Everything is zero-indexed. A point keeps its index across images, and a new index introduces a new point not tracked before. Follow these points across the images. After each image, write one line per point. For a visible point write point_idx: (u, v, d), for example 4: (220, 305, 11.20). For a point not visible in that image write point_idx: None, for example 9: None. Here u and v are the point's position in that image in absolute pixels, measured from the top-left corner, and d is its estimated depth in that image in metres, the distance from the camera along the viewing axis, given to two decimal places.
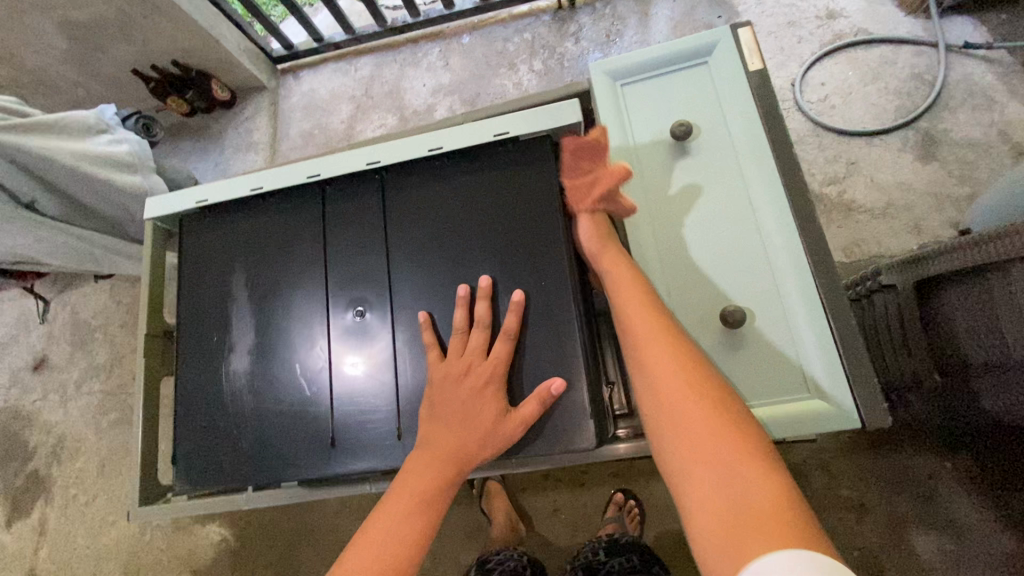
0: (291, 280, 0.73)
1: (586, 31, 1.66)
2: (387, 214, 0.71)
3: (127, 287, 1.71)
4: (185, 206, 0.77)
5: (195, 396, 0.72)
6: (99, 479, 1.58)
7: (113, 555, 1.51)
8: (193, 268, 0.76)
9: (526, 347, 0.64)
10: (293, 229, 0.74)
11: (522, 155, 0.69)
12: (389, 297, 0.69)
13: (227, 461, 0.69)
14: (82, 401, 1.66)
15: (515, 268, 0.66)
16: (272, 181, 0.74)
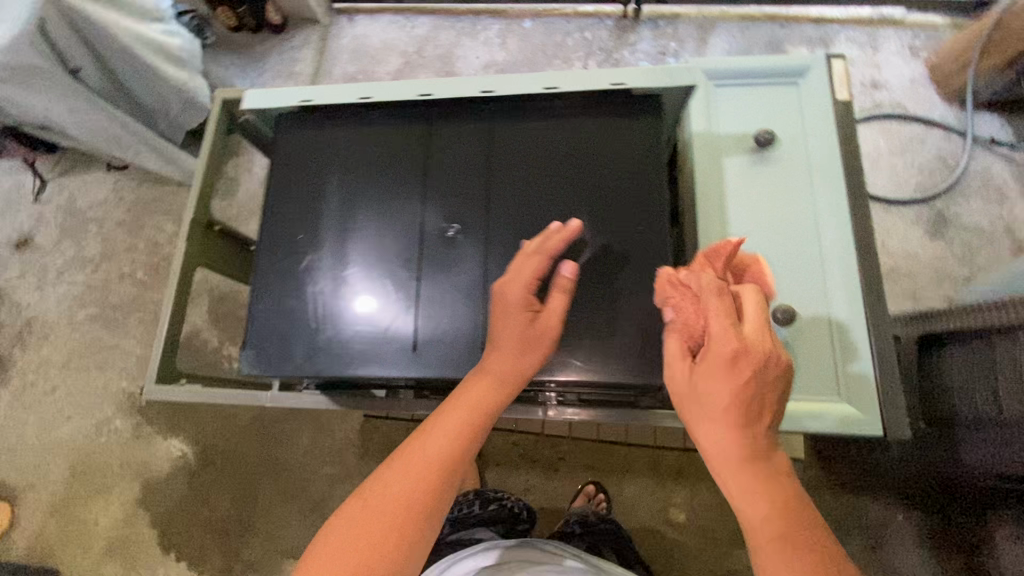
0: (383, 191, 0.72)
1: (645, 46, 1.71)
2: (490, 148, 0.72)
3: (132, 185, 1.66)
4: (286, 103, 0.75)
5: (271, 283, 0.71)
6: (63, 371, 1.52)
7: (63, 449, 1.46)
8: (284, 164, 0.75)
9: (608, 302, 0.65)
10: (391, 141, 0.74)
11: (635, 112, 0.70)
12: (485, 224, 0.69)
13: (298, 350, 0.68)
14: (61, 290, 1.60)
15: (612, 224, 0.67)
16: (381, 93, 0.73)
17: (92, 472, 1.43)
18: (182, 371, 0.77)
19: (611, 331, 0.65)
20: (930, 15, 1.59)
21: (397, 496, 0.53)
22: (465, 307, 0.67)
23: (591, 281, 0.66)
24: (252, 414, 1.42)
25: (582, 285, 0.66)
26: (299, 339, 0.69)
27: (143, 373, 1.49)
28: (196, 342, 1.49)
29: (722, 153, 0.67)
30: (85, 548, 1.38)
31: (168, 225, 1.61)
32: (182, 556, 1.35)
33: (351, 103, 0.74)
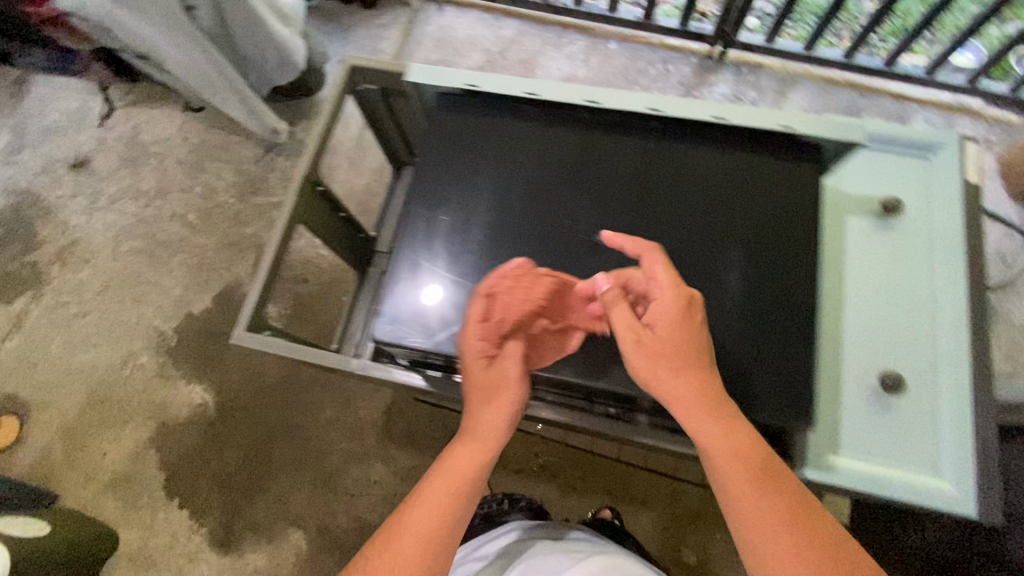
0: (535, 187, 0.72)
1: (724, 89, 1.73)
2: (646, 165, 0.72)
3: (199, 128, 1.66)
4: (452, 82, 0.76)
5: (410, 256, 0.70)
6: (98, 298, 1.52)
7: (83, 375, 1.45)
8: (437, 142, 0.75)
9: (756, 338, 0.63)
10: (546, 139, 0.74)
11: (796, 155, 0.70)
12: (633, 237, 0.69)
13: (429, 328, 0.67)
14: (110, 217, 1.59)
15: (766, 262, 0.66)
16: (548, 92, 0.74)
17: (108, 403, 1.42)
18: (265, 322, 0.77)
19: (755, 368, 0.62)
20: (1007, 113, 1.62)
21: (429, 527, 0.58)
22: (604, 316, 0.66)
23: (741, 315, 0.64)
24: (281, 375, 1.41)
25: (730, 316, 0.64)
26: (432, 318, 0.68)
27: (177, 315, 1.49)
28: (237, 294, 1.49)
29: (850, 210, 0.70)
30: (87, 478, 1.37)
31: (227, 173, 1.61)
32: (185, 504, 1.33)
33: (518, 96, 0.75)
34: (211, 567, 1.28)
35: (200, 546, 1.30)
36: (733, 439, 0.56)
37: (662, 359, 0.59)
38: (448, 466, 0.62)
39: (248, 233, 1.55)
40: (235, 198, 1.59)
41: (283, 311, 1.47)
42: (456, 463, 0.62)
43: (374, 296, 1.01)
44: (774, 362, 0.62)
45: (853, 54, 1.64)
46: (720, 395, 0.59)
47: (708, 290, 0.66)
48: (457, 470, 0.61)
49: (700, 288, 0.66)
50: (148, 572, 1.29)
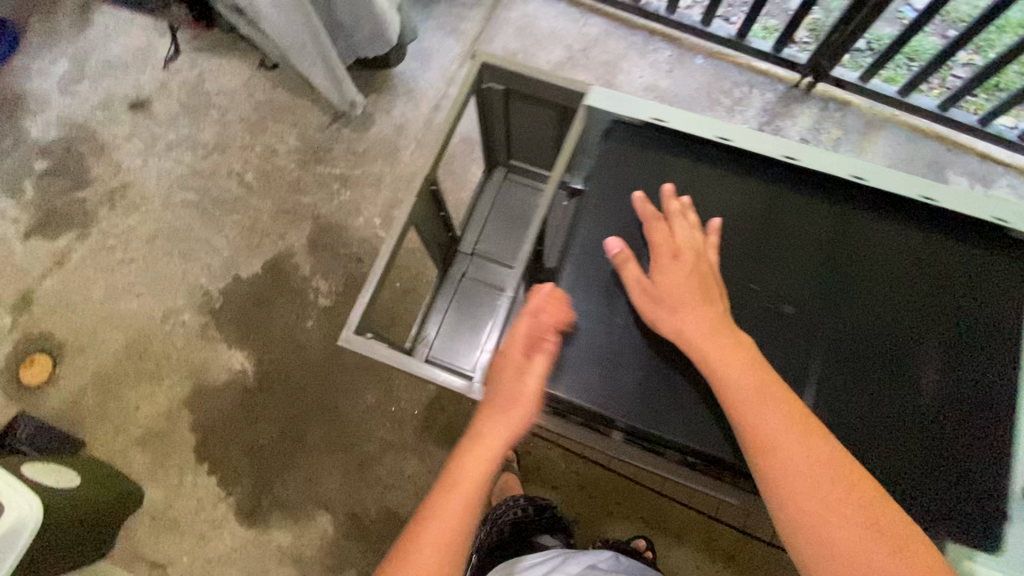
0: (718, 241, 0.69)
1: (807, 123, 1.67)
2: (840, 235, 0.68)
3: (265, 86, 1.60)
4: (642, 115, 0.73)
5: (577, 296, 0.67)
6: (145, 247, 1.48)
7: (123, 324, 1.42)
8: (616, 177, 0.72)
9: (949, 445, 0.60)
10: (735, 191, 0.71)
11: (1001, 250, 0.67)
12: (822, 310, 0.65)
13: (596, 376, 0.64)
14: (165, 164, 1.54)
15: (964, 360, 0.63)
16: (745, 141, 0.71)
17: (145, 357, 1.39)
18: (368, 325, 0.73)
19: (942, 474, 0.59)
20: None
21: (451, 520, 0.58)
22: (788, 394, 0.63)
23: (937, 416, 0.61)
24: (325, 353, 1.38)
25: (922, 416, 0.61)
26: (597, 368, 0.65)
27: (224, 276, 1.45)
28: (288, 263, 1.45)
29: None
30: (117, 430, 1.34)
31: (290, 137, 1.56)
32: (215, 471, 1.31)
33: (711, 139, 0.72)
34: (234, 538, 1.27)
35: (225, 515, 1.28)
36: (733, 377, 0.59)
37: (660, 304, 0.63)
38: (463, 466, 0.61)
39: (305, 202, 1.51)
40: (296, 164, 1.54)
41: (333, 288, 1.43)
42: (469, 457, 0.62)
43: (454, 300, 1.01)
44: (966, 474, 0.59)
45: (949, 106, 1.59)
46: (721, 331, 0.61)
47: (899, 381, 0.62)
48: (467, 474, 0.61)
49: (891, 379, 0.62)
50: (170, 534, 1.27)
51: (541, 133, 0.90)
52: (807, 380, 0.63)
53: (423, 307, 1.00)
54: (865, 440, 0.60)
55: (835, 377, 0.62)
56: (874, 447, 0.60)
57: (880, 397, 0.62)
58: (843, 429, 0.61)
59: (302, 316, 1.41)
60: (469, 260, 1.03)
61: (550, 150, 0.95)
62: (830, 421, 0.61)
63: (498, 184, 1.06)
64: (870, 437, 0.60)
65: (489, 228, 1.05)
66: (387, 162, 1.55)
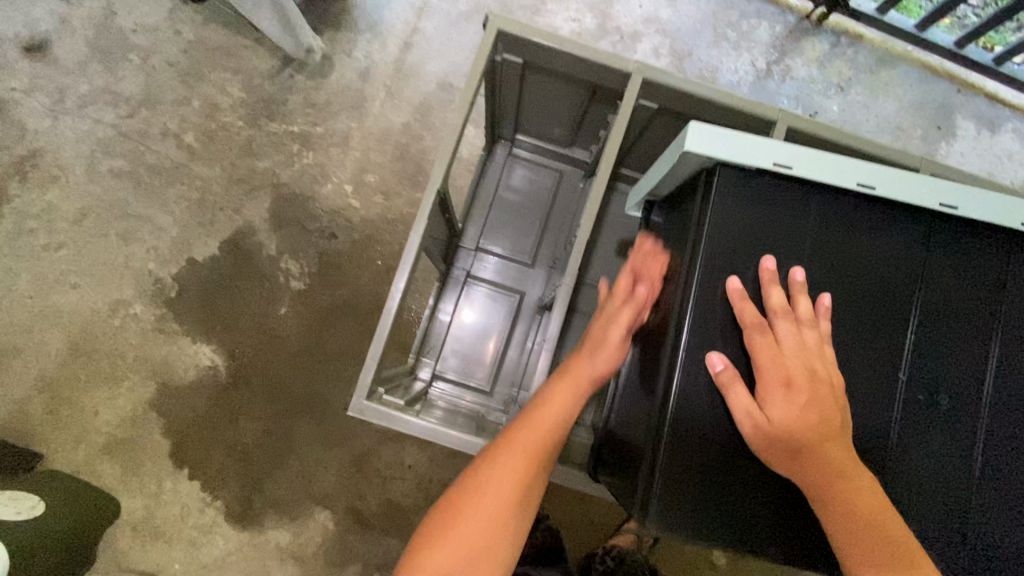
0: (862, 319, 0.54)
1: (817, 61, 1.52)
2: (1006, 303, 0.54)
3: (195, 21, 1.32)
4: (760, 162, 0.52)
5: (692, 402, 0.52)
6: (74, 227, 1.26)
7: (62, 320, 1.24)
8: (724, 247, 0.54)
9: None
10: (882, 250, 0.54)
11: None
12: (988, 403, 0.53)
13: (710, 497, 0.52)
14: (82, 125, 1.28)
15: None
16: (889, 187, 0.52)
17: (97, 356, 1.23)
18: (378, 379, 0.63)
19: None
20: None
21: (505, 497, 0.56)
22: (945, 506, 0.52)
23: None
24: (304, 343, 1.25)
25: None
26: (714, 488, 0.52)
27: (176, 259, 1.26)
28: (250, 242, 1.27)
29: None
30: (76, 439, 1.21)
31: (233, 87, 1.31)
32: (196, 475, 1.21)
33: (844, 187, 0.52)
34: (228, 541, 1.20)
35: (215, 519, 1.20)
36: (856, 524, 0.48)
37: (773, 450, 0.49)
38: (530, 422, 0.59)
39: (261, 168, 1.30)
40: (245, 121, 1.31)
41: (306, 269, 1.27)
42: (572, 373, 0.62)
43: (461, 296, 0.91)
44: None
45: (966, 43, 1.47)
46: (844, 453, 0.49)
47: None
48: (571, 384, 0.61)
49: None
50: (157, 542, 1.19)
51: (561, 109, 0.76)
52: (965, 491, 0.52)
53: (427, 312, 0.91)
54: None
55: (1001, 477, 0.52)
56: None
57: None
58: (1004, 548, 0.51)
59: (273, 301, 1.26)
60: (473, 257, 0.92)
61: (568, 128, 0.81)
62: (999, 530, 0.52)
63: (501, 163, 0.92)
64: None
65: (493, 215, 0.92)
66: (354, 116, 1.33)
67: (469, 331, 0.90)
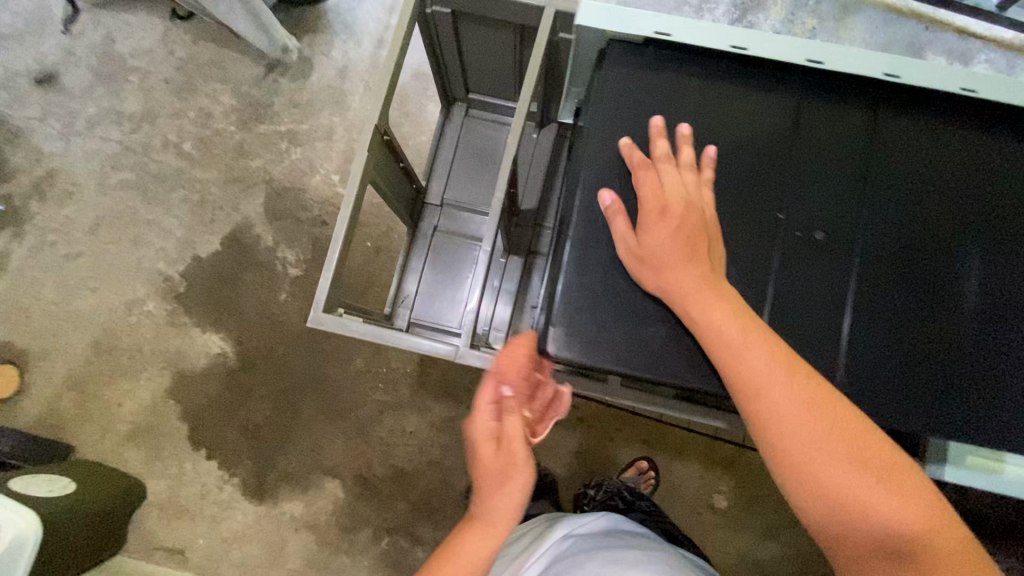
0: (738, 166, 0.57)
1: (778, 16, 1.55)
2: (877, 142, 0.57)
3: (186, 40, 1.43)
4: (641, 31, 0.59)
5: (591, 253, 0.57)
6: (90, 237, 1.37)
7: (84, 323, 1.34)
8: (612, 111, 0.59)
9: (1013, 362, 0.53)
10: (755, 104, 0.58)
11: None
12: (861, 232, 0.55)
13: (610, 336, 0.56)
14: (91, 144, 1.40)
15: (1014, 267, 0.54)
16: (759, 46, 0.58)
17: (117, 353, 1.33)
18: (336, 299, 0.69)
19: (981, 401, 0.52)
20: None
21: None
22: (825, 330, 0.54)
23: (984, 339, 0.53)
24: (303, 324, 1.33)
25: (974, 331, 0.53)
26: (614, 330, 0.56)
27: (183, 257, 1.36)
28: (248, 235, 1.36)
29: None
30: (103, 429, 1.30)
31: (224, 96, 1.42)
32: (213, 454, 1.29)
33: (719, 50, 0.59)
34: (246, 515, 1.27)
35: (233, 495, 1.28)
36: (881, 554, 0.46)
37: (647, 267, 0.54)
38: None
39: (254, 167, 1.39)
40: (236, 126, 1.41)
41: (301, 256, 1.35)
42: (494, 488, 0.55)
43: (429, 251, 0.97)
44: (1005, 396, 0.52)
45: None
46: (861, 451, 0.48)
47: (940, 301, 0.54)
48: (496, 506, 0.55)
49: (939, 298, 0.54)
50: (181, 520, 1.27)
51: (498, 57, 0.82)
52: (845, 316, 0.54)
53: (398, 271, 0.96)
54: (915, 366, 0.53)
55: (878, 303, 0.54)
56: (928, 376, 0.53)
57: (919, 329, 0.53)
58: (881, 367, 0.53)
59: (273, 289, 1.34)
60: (439, 212, 0.97)
61: (509, 76, 0.87)
62: (876, 350, 0.53)
63: (459, 123, 0.99)
64: (923, 362, 0.53)
65: (455, 170, 0.98)
66: (336, 111, 1.42)
67: (438, 280, 0.95)
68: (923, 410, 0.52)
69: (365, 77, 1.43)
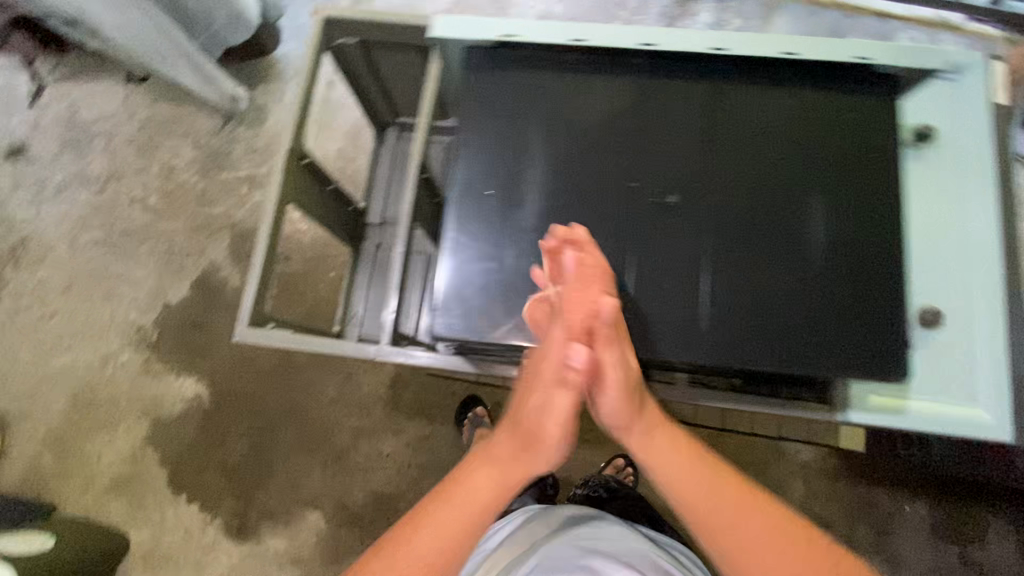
0: (591, 146, 0.61)
1: (707, 18, 1.59)
2: (715, 113, 0.61)
3: (145, 101, 1.51)
4: (489, 35, 0.64)
5: (462, 238, 0.60)
6: (64, 297, 1.41)
7: (62, 381, 1.37)
8: (472, 110, 0.63)
9: (862, 299, 0.56)
10: (598, 89, 0.62)
11: (869, 87, 0.61)
12: (707, 196, 0.59)
13: (483, 319, 0.59)
14: (61, 208, 1.46)
15: (854, 212, 0.58)
16: (598, 36, 0.62)
17: (95, 406, 1.35)
18: (268, 316, 0.75)
19: (836, 338, 0.56)
20: (988, 26, 1.57)
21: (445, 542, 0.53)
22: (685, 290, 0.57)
23: (829, 280, 0.57)
24: (274, 359, 1.35)
25: (823, 274, 0.57)
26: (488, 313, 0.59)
27: (154, 306, 1.40)
28: (216, 279, 1.40)
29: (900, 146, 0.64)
30: (85, 483, 1.32)
31: (185, 149, 1.48)
32: (193, 498, 1.30)
33: (562, 45, 0.63)
34: (230, 556, 1.27)
35: (216, 537, 1.28)
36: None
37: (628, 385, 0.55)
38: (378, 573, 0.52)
39: (217, 213, 1.45)
40: (198, 176, 1.47)
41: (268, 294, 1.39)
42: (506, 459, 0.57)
43: (372, 274, 1.00)
44: (857, 332, 0.56)
45: None
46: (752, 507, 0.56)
47: (786, 249, 0.58)
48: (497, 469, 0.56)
49: (787, 247, 0.57)
50: (167, 567, 1.27)
51: (411, 78, 0.87)
52: (703, 273, 0.58)
53: (346, 289, 1.01)
54: (770, 312, 0.56)
55: (730, 259, 0.58)
56: (784, 321, 0.56)
57: (771, 280, 0.57)
58: (738, 317, 0.56)
59: None
60: (380, 230, 1.02)
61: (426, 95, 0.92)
62: (734, 303, 0.57)
63: (393, 145, 1.04)
64: (777, 308, 0.56)
65: (393, 190, 1.03)
66: None
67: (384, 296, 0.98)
68: (783, 354, 0.56)
69: (316, 117, 1.49)
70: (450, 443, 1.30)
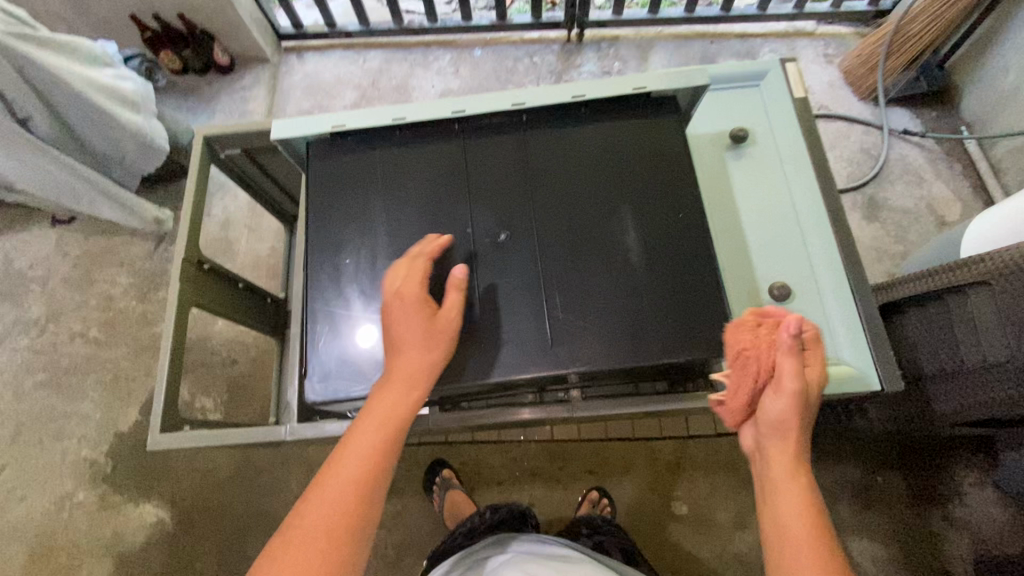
0: (429, 203, 0.68)
1: (591, 68, 1.74)
2: (530, 154, 0.69)
3: (77, 239, 1.56)
4: (321, 128, 0.70)
5: (324, 306, 0.65)
6: (12, 447, 1.39)
7: (18, 535, 1.32)
8: (321, 194, 0.69)
9: (686, 290, 0.62)
10: (423, 155, 0.70)
11: (653, 111, 0.69)
12: (532, 228, 0.66)
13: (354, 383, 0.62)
14: (2, 359, 1.46)
15: (663, 215, 0.65)
16: (416, 112, 0.70)
17: (54, 555, 1.30)
18: (184, 419, 0.82)
19: (668, 330, 0.61)
20: (839, 27, 1.73)
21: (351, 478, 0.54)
22: (528, 316, 0.62)
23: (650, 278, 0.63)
24: (233, 465, 1.34)
25: (645, 276, 0.63)
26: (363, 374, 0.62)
27: (105, 438, 1.38)
28: None
29: (716, 151, 0.77)
30: None
31: (121, 277, 1.52)
32: None
33: (387, 124, 0.70)
34: None
35: None
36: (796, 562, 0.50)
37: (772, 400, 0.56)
38: (308, 514, 0.52)
39: (160, 331, 1.47)
40: (136, 300, 1.50)
41: (218, 401, 1.39)
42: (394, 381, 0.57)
43: None
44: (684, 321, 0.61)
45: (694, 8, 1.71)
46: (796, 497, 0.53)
47: (609, 261, 0.64)
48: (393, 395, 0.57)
49: (607, 258, 0.64)
50: None
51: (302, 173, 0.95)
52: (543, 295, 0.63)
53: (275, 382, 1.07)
54: (604, 318, 0.62)
55: (562, 278, 0.63)
56: (623, 325, 0.61)
57: (602, 288, 0.63)
58: (575, 328, 0.62)
59: None
60: None
61: None
62: (573, 315, 0.62)
63: None
64: (611, 313, 0.62)
65: None
66: (225, 259, 1.53)
67: None
68: (623, 354, 0.60)
69: (243, 222, 1.55)
70: (422, 513, 1.28)
